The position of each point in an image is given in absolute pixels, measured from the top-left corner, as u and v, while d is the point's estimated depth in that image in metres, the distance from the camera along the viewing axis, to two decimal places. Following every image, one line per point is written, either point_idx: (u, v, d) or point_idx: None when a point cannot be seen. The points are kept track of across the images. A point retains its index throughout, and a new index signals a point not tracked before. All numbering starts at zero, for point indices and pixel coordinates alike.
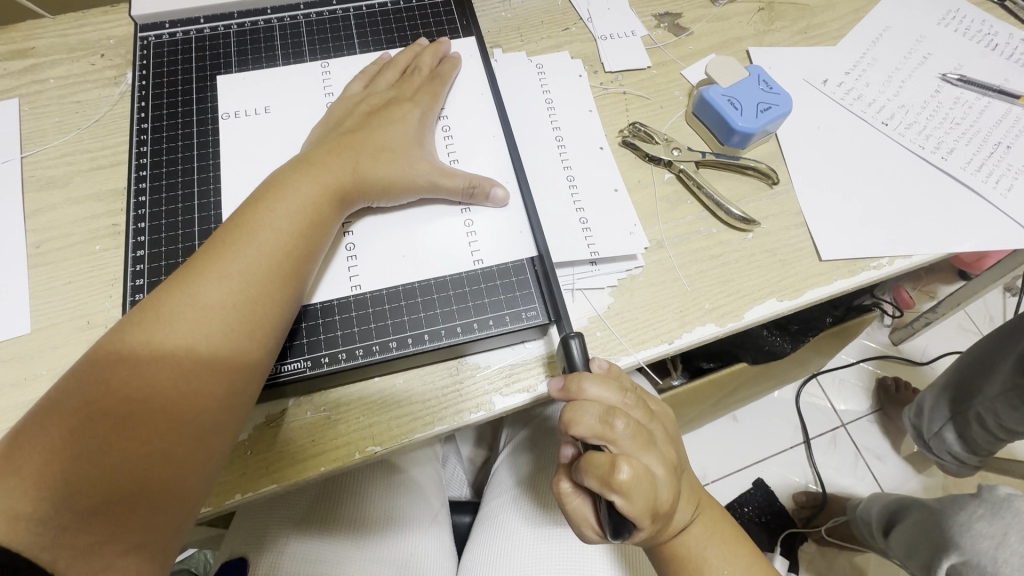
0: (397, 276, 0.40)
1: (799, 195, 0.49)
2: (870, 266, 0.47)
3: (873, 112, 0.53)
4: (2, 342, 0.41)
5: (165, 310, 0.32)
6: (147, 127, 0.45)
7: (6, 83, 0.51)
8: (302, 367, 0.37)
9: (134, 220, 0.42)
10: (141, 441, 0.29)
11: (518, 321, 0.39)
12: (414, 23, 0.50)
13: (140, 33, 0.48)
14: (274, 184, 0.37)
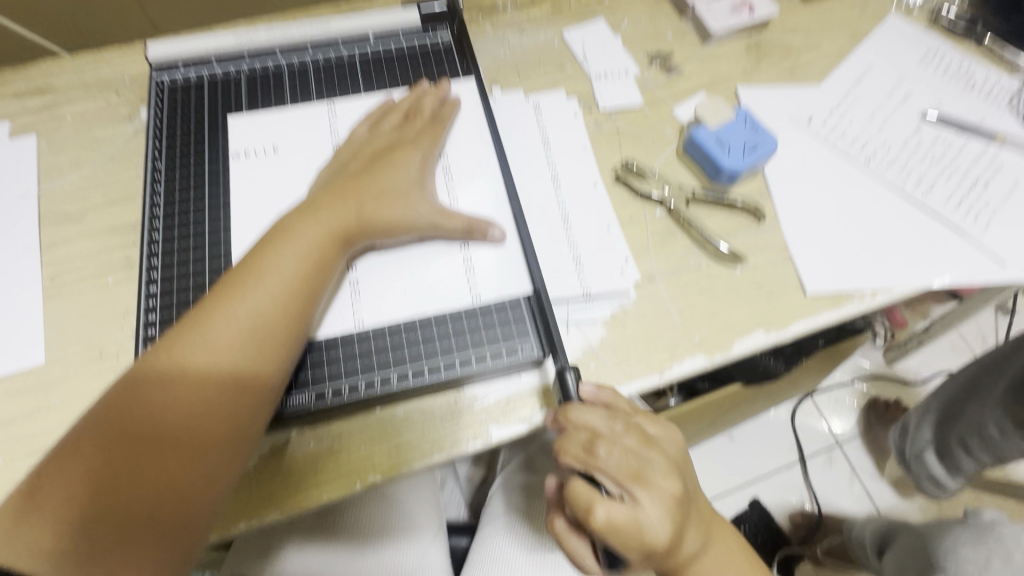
0: (397, 312, 0.43)
1: (786, 230, 0.51)
2: (852, 300, 0.49)
3: (856, 149, 0.56)
4: (19, 373, 0.43)
5: (179, 350, 0.35)
6: (161, 166, 0.50)
7: (25, 120, 0.53)
8: (308, 401, 0.40)
9: (148, 255, 0.46)
10: (154, 472, 0.32)
11: (513, 357, 0.42)
12: (414, 65, 0.55)
13: (156, 74, 0.53)
14: (283, 229, 0.40)
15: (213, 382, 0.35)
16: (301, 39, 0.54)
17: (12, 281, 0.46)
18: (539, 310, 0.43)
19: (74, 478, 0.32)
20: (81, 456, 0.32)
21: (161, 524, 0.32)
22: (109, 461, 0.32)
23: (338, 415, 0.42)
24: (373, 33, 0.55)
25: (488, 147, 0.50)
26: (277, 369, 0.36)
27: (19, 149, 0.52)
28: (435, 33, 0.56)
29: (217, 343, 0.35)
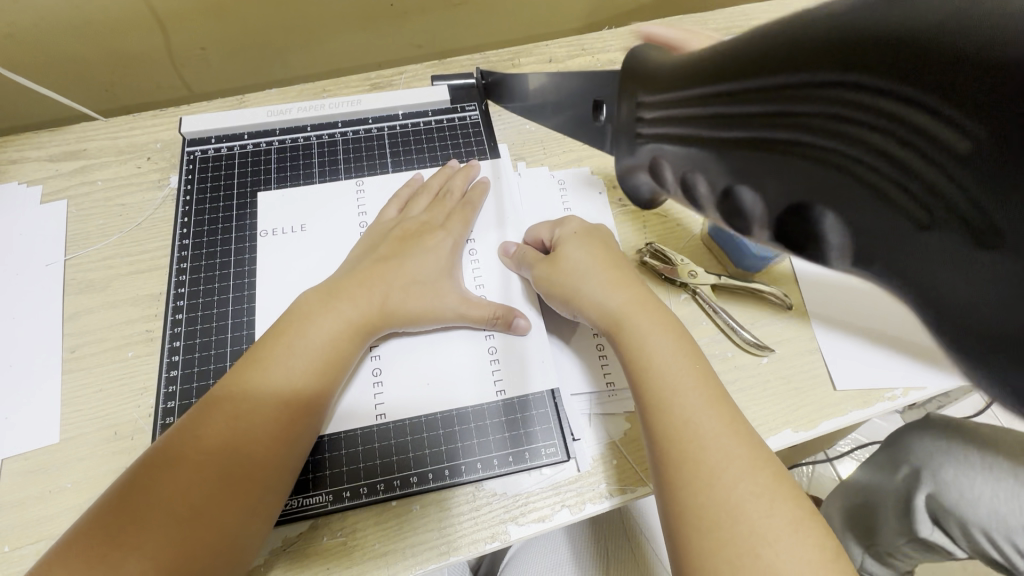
0: (419, 406, 0.44)
1: (813, 319, 0.50)
2: (883, 398, 0.47)
3: None
4: (32, 452, 0.42)
5: (203, 421, 0.36)
6: (189, 243, 0.51)
7: (56, 184, 0.54)
8: (326, 501, 0.41)
9: (170, 337, 0.47)
10: (196, 520, 0.33)
11: (536, 458, 0.43)
12: (439, 143, 0.57)
13: (188, 147, 0.55)
14: (309, 310, 0.42)
15: (251, 437, 0.36)
16: (333, 115, 0.57)
17: (32, 352, 0.46)
18: (558, 408, 0.45)
19: (109, 529, 0.31)
20: (122, 507, 0.32)
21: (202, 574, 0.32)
22: (152, 509, 0.32)
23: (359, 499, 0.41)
24: (402, 111, 0.58)
25: (510, 232, 0.52)
26: (307, 432, 0.39)
27: (49, 215, 0.52)
28: (462, 110, 0.59)
29: (257, 402, 0.37)
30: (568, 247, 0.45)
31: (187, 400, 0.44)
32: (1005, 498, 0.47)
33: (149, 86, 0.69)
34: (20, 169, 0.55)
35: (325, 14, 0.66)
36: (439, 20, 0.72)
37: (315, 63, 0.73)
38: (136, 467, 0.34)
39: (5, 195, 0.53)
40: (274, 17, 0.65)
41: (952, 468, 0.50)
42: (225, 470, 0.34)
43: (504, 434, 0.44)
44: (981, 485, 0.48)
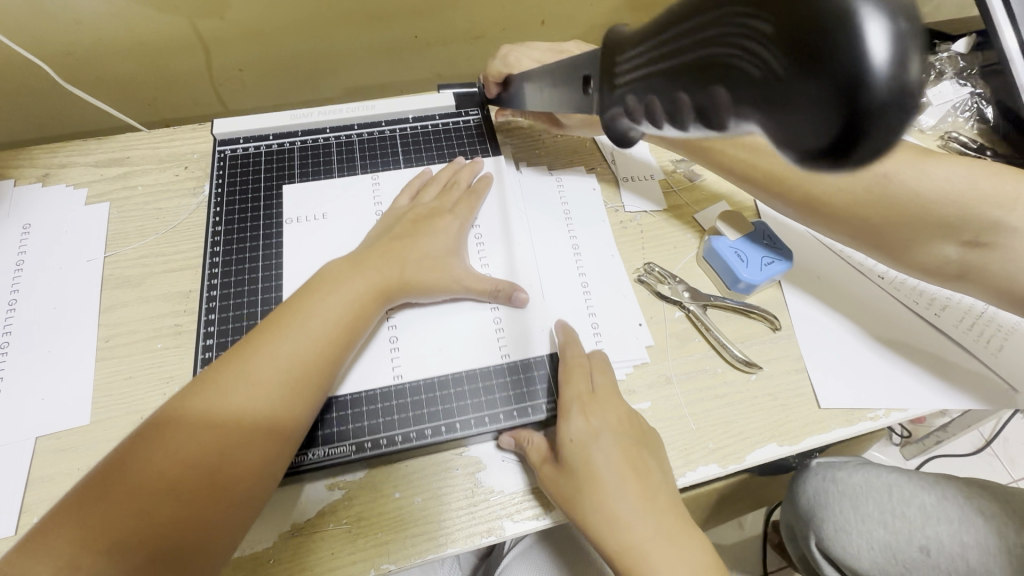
0: (432, 368, 0.49)
1: (800, 341, 0.53)
2: (866, 417, 0.50)
3: (869, 264, 0.58)
4: (63, 432, 0.45)
5: (224, 380, 0.39)
6: (220, 226, 0.56)
7: (100, 188, 0.59)
8: (349, 451, 0.45)
9: (205, 311, 0.51)
10: (161, 521, 0.34)
11: (538, 412, 0.48)
12: (446, 144, 0.64)
13: (219, 146, 0.61)
14: (301, 302, 0.45)
15: (217, 441, 0.37)
16: (348, 118, 0.63)
17: (70, 340, 0.49)
18: (556, 368, 0.50)
19: (73, 531, 0.33)
20: (87, 507, 0.33)
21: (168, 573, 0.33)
22: (116, 509, 0.33)
23: (361, 492, 0.44)
24: (411, 115, 0.65)
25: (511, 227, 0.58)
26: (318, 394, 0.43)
27: (92, 215, 0.57)
28: (465, 115, 0.66)
29: (225, 408, 0.38)
30: (578, 422, 0.44)
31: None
32: (878, 547, 0.53)
33: (190, 102, 0.74)
34: (68, 173, 0.59)
35: (355, 43, 0.72)
36: (459, 51, 0.78)
37: (343, 86, 0.79)
38: (100, 471, 0.35)
39: (53, 196, 0.58)
40: (308, 44, 0.71)
41: (833, 518, 0.57)
42: (191, 473, 0.36)
43: (508, 392, 0.49)
44: (859, 527, 0.54)
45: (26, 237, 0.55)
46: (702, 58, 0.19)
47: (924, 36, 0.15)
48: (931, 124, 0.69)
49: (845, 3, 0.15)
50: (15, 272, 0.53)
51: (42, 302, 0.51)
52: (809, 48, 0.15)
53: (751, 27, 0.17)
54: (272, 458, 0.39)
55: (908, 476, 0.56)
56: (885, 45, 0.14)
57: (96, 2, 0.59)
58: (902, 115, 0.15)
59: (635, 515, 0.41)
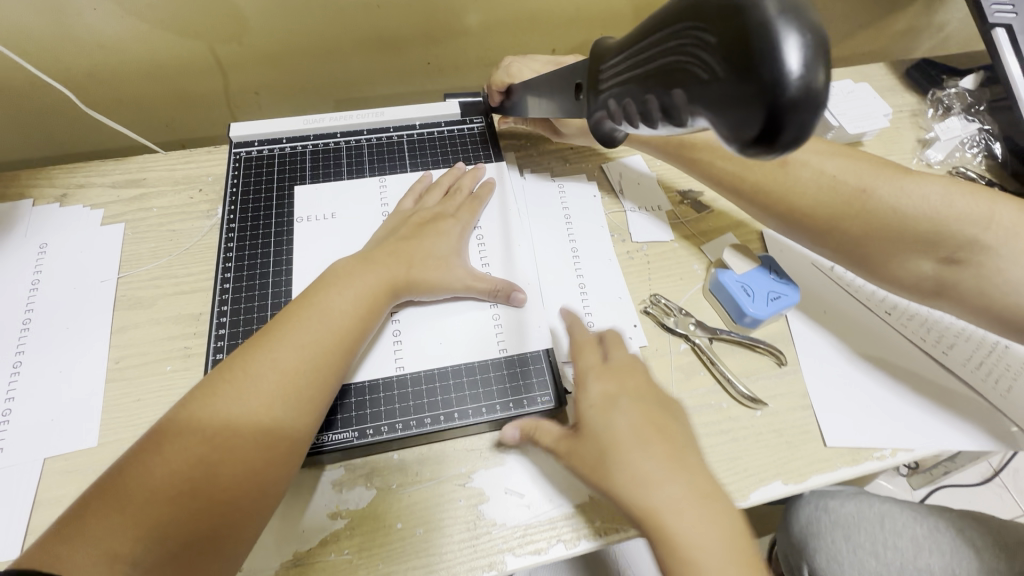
0: (433, 361, 0.51)
1: (806, 377, 0.53)
2: (872, 457, 0.49)
3: (876, 300, 0.58)
4: (71, 453, 0.46)
5: (251, 369, 0.41)
6: (233, 227, 0.57)
7: (116, 209, 0.60)
8: (351, 437, 0.47)
9: (217, 315, 0.52)
10: (197, 502, 0.37)
11: (533, 404, 0.49)
12: (452, 150, 0.65)
13: (235, 148, 0.62)
14: (317, 296, 0.47)
15: (246, 428, 0.39)
16: (359, 123, 0.65)
17: (82, 361, 0.50)
18: (552, 364, 0.52)
19: (115, 512, 0.35)
20: (124, 491, 0.36)
21: (207, 549, 0.36)
22: (152, 492, 0.36)
23: (364, 523, 0.44)
24: (418, 121, 0.66)
25: (514, 232, 0.59)
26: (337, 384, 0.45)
27: (107, 235, 0.58)
28: (470, 123, 0.67)
29: (249, 396, 0.40)
30: (594, 389, 0.43)
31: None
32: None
33: (206, 123, 0.75)
34: (86, 193, 0.61)
35: (369, 69, 0.74)
36: (471, 77, 0.79)
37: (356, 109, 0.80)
38: (135, 456, 0.38)
39: (69, 216, 0.59)
40: (323, 70, 0.72)
41: (823, 548, 0.56)
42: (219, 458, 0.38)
43: (505, 385, 0.50)
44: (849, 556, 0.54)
45: (43, 257, 0.56)
46: (671, 65, 0.25)
47: (826, 57, 0.21)
48: (939, 159, 0.69)
49: (769, 29, 0.20)
50: (31, 291, 0.54)
51: (56, 322, 0.52)
52: (745, 55, 0.21)
53: (702, 41, 0.23)
54: (299, 441, 0.41)
55: (895, 506, 0.56)
56: (798, 56, 0.20)
57: (121, 29, 0.60)
58: (811, 112, 0.21)
59: (671, 496, 0.38)
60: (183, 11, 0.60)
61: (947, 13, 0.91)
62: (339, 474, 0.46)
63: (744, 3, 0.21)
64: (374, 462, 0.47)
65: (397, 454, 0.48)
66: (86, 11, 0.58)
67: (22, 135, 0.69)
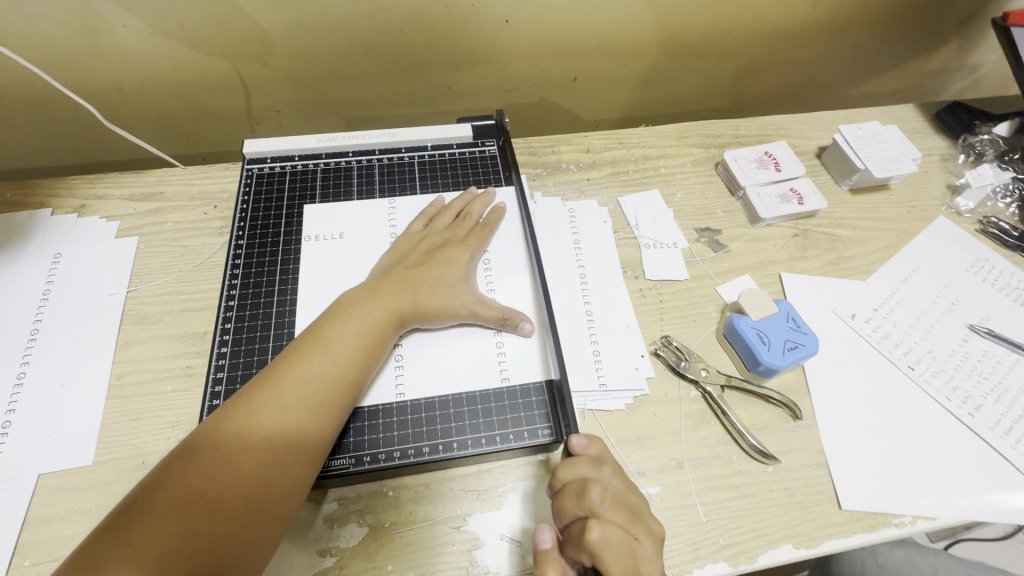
0: (434, 387, 0.49)
1: (822, 433, 0.51)
2: (890, 523, 0.47)
3: (899, 353, 0.56)
4: (66, 471, 0.45)
5: (257, 402, 0.40)
6: (241, 244, 0.57)
7: (131, 222, 0.60)
8: (348, 464, 0.45)
9: (220, 333, 0.52)
10: (205, 540, 0.35)
11: (535, 437, 0.48)
12: (462, 172, 0.64)
13: (248, 164, 0.62)
14: (323, 329, 0.45)
15: (250, 463, 0.38)
16: (371, 143, 0.64)
17: (84, 376, 0.50)
18: (556, 396, 0.50)
19: (123, 549, 0.34)
20: (131, 526, 0.34)
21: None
22: (162, 523, 0.34)
23: (353, 563, 0.43)
24: (430, 142, 0.66)
25: (524, 259, 0.58)
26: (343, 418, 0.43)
27: (120, 249, 0.58)
28: (482, 145, 0.67)
29: (254, 431, 0.39)
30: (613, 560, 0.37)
31: (231, 387, 0.48)
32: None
33: (228, 138, 0.77)
34: (104, 205, 0.61)
35: (390, 93, 0.75)
36: (491, 102, 0.80)
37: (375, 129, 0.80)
38: (142, 492, 0.36)
39: (85, 227, 0.59)
40: (345, 91, 0.73)
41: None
42: (225, 496, 0.36)
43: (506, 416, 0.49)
44: None
45: (56, 267, 0.56)
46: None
47: None
48: (969, 207, 0.67)
49: None
50: (41, 302, 0.54)
51: (62, 334, 0.52)
52: None
53: None
54: (303, 480, 0.39)
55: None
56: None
57: (148, 46, 0.61)
58: None
59: None
60: (211, 32, 0.61)
61: (980, 55, 0.89)
62: (331, 509, 0.45)
63: None
64: (369, 497, 0.46)
65: (392, 490, 0.46)
66: (116, 28, 0.59)
67: (49, 142, 0.71)
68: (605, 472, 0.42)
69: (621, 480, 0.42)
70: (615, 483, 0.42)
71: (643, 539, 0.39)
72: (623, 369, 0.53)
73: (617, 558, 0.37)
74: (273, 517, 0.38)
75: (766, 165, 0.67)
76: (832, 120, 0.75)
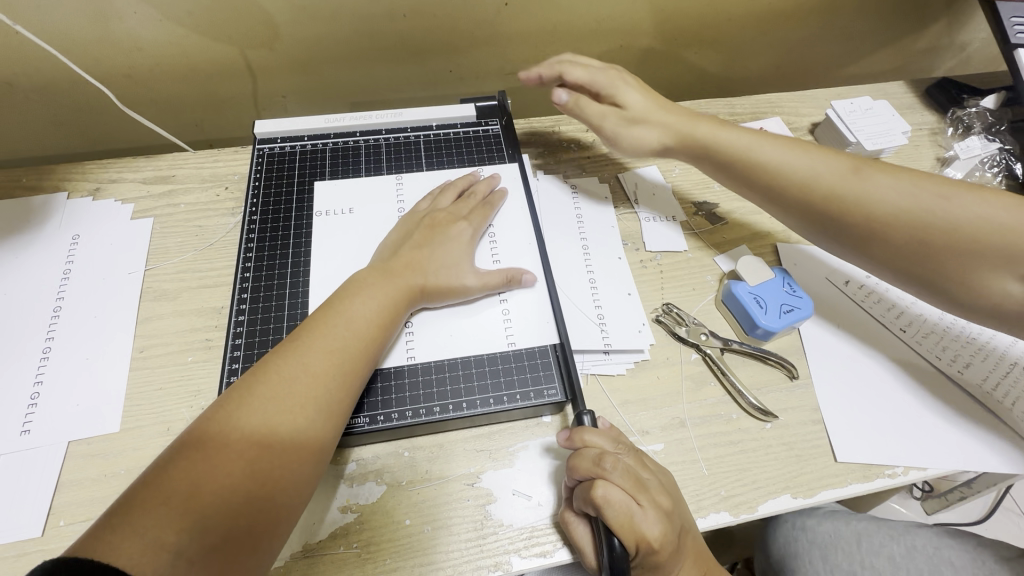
0: (444, 352, 0.51)
1: (817, 390, 0.53)
2: (883, 474, 0.49)
3: (891, 316, 0.58)
4: (94, 437, 0.47)
5: (286, 372, 0.42)
6: (255, 219, 0.59)
7: (145, 204, 0.62)
8: (362, 422, 0.47)
9: (237, 303, 0.54)
10: (242, 498, 0.36)
11: (540, 397, 0.50)
12: (467, 149, 0.66)
13: (258, 145, 0.64)
14: (343, 303, 0.47)
15: (284, 425, 0.40)
16: (378, 123, 0.66)
17: (106, 350, 0.52)
18: (561, 359, 0.52)
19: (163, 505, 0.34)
20: (168, 487, 0.35)
21: (244, 547, 0.36)
22: (196, 486, 0.35)
23: (373, 518, 0.45)
24: (436, 122, 0.68)
25: (527, 231, 0.60)
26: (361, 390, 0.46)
27: (135, 229, 0.60)
28: (486, 124, 0.68)
29: (285, 398, 0.40)
30: (613, 514, 0.40)
31: (251, 352, 0.51)
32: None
33: (234, 124, 0.78)
34: (117, 188, 0.63)
35: (394, 78, 0.77)
36: (492, 85, 0.81)
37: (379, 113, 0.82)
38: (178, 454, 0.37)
39: (101, 210, 0.61)
40: (350, 76, 0.75)
41: (803, 569, 0.58)
42: (262, 457, 0.38)
43: (513, 378, 0.51)
44: None
45: (75, 247, 0.58)
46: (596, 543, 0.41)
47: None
48: (958, 178, 0.69)
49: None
50: (62, 281, 0.56)
51: (84, 310, 0.54)
52: None
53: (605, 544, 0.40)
54: (327, 446, 0.42)
55: (919, 540, 0.55)
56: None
57: (158, 31, 0.63)
58: None
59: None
60: (219, 18, 0.63)
61: (969, 34, 0.91)
62: (351, 469, 0.47)
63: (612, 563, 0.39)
64: (386, 458, 0.48)
65: (408, 451, 0.48)
66: (126, 15, 0.60)
67: (59, 129, 0.72)
68: (620, 449, 0.44)
69: (634, 457, 0.44)
70: (627, 459, 0.43)
71: (646, 508, 0.40)
72: (626, 333, 0.55)
73: (616, 518, 0.40)
74: (302, 481, 0.40)
75: None
76: (825, 97, 0.77)
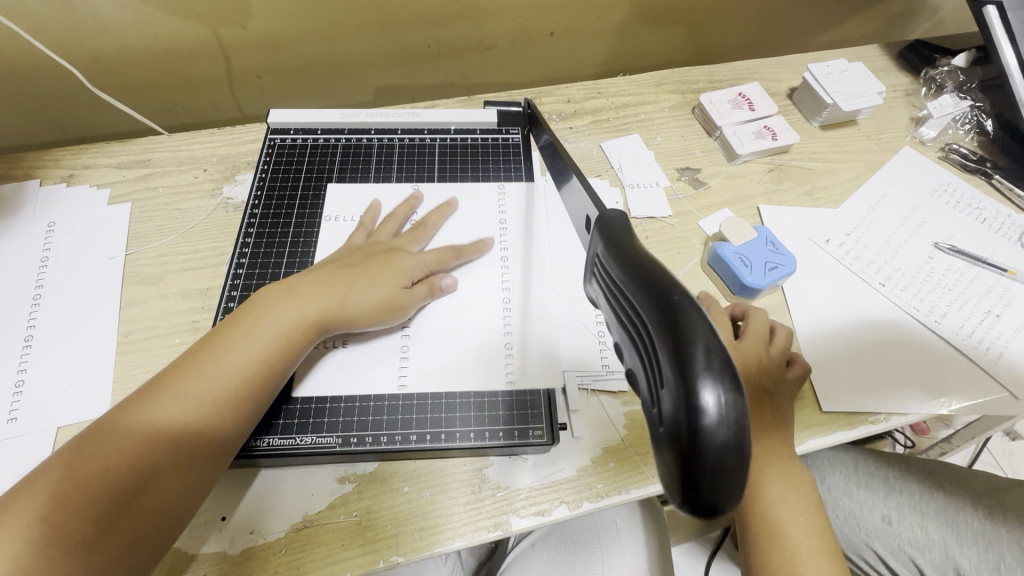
0: (431, 377, 0.50)
1: (800, 345, 0.54)
2: (867, 421, 0.51)
3: (871, 272, 0.59)
4: (85, 421, 0.47)
5: (160, 393, 0.39)
6: (256, 213, 0.58)
7: (122, 189, 0.61)
8: (334, 443, 0.46)
9: (227, 297, 0.53)
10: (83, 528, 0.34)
11: (525, 437, 0.47)
12: (480, 155, 0.65)
13: (270, 135, 0.64)
14: (234, 324, 0.44)
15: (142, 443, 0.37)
16: (394, 122, 0.65)
17: (91, 335, 0.51)
18: (554, 403, 0.49)
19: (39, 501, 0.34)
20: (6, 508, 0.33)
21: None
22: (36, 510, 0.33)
23: (370, 486, 0.46)
24: (454, 126, 0.67)
25: (530, 232, 0.59)
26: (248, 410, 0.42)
27: (113, 215, 0.59)
28: (506, 133, 0.67)
29: (150, 422, 0.38)
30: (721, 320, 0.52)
31: None
32: (843, 517, 0.63)
33: (207, 107, 0.77)
34: (92, 173, 0.61)
35: (371, 54, 0.75)
36: (471, 61, 0.81)
37: (357, 91, 0.81)
38: (63, 448, 0.37)
39: (75, 196, 0.60)
40: (326, 53, 0.73)
41: None
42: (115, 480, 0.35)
43: (501, 412, 0.48)
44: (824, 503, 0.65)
45: (52, 234, 0.57)
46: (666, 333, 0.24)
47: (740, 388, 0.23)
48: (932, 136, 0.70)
49: (690, 382, 0.22)
50: (41, 268, 0.54)
51: (65, 296, 0.53)
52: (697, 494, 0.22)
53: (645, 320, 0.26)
54: (190, 475, 0.38)
55: (910, 468, 0.63)
56: (675, 404, 0.22)
57: (122, 11, 0.61)
58: (727, 465, 0.22)
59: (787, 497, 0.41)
60: None
61: None
62: None
63: (681, 348, 0.23)
64: None
65: None
66: None
67: (28, 118, 0.70)
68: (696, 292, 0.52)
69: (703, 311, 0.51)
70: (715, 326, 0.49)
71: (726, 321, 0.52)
72: None
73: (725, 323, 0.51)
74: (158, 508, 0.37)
75: (740, 105, 0.69)
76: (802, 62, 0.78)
